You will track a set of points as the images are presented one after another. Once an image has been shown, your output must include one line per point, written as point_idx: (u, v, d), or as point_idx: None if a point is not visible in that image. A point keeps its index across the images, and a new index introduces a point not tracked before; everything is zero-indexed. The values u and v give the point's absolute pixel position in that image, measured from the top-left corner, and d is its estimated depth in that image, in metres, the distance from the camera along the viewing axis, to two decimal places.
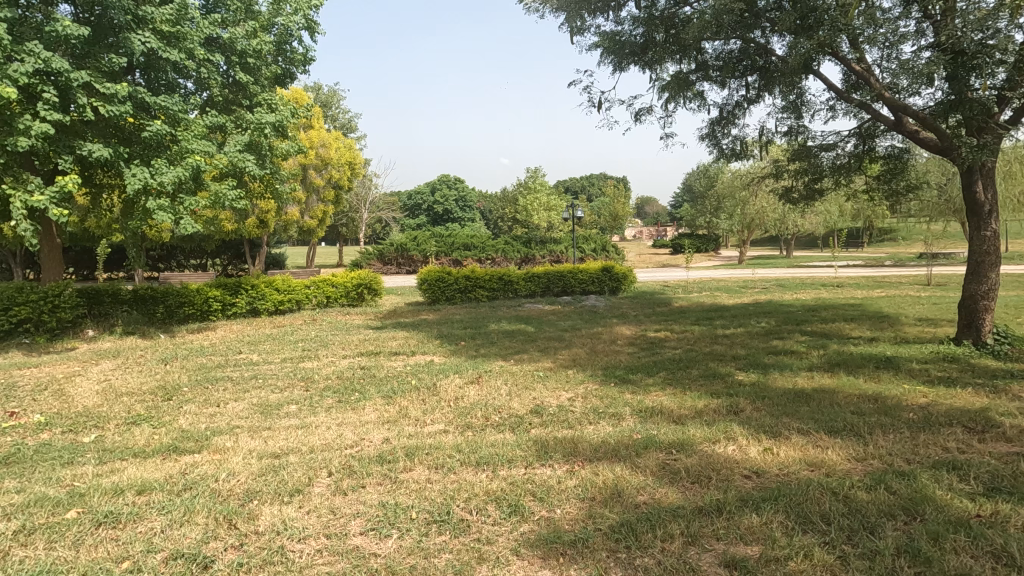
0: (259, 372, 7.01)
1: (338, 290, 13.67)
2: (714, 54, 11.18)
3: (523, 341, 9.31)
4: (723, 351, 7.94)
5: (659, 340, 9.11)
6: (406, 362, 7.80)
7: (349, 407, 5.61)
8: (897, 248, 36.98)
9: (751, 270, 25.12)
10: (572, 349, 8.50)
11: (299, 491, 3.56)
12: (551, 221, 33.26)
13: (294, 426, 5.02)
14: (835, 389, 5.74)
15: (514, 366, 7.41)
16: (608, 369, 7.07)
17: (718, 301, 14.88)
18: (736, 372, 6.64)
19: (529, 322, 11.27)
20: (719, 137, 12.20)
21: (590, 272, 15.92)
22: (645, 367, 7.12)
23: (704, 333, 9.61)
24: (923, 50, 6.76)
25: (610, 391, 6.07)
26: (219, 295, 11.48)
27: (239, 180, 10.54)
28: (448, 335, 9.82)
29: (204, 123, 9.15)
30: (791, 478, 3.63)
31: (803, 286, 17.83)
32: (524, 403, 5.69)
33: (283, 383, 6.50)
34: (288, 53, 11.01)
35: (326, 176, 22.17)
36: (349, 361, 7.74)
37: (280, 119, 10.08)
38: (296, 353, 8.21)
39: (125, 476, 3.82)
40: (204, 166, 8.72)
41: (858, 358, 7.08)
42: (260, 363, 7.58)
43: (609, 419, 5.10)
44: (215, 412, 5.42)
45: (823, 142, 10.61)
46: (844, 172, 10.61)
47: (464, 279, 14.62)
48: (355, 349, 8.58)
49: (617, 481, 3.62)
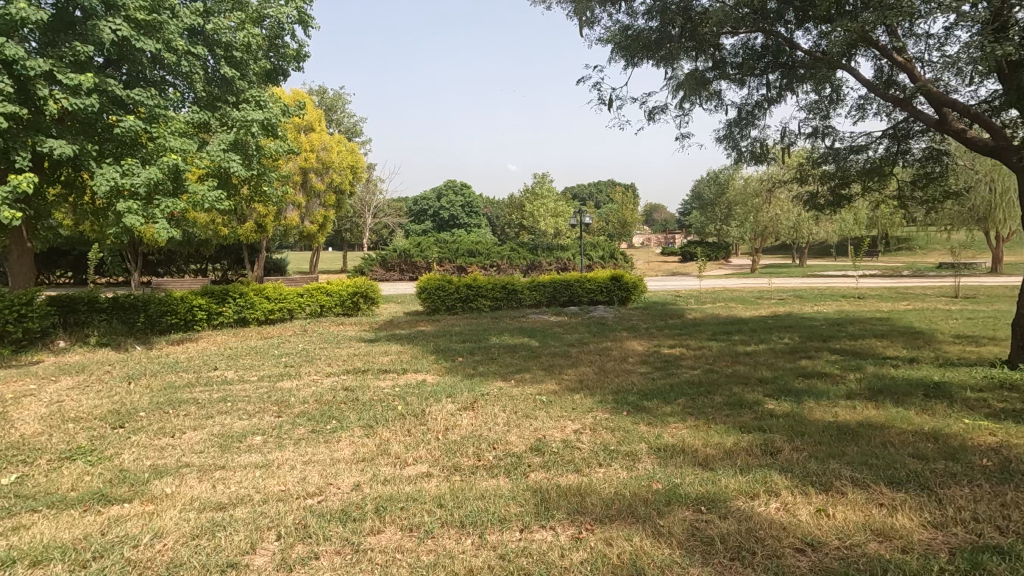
0: (230, 394, 6.29)
1: (333, 299, 12.98)
2: (733, 50, 10.49)
3: (526, 357, 8.55)
4: (748, 372, 7.14)
5: (675, 358, 8.29)
6: (395, 382, 7.06)
7: (323, 439, 4.86)
8: (913, 257, 35.96)
9: (768, 279, 24.26)
10: (579, 368, 7.72)
11: (233, 566, 2.83)
12: (558, 228, 32.50)
13: (254, 465, 4.29)
14: (884, 425, 4.95)
15: (515, 389, 6.66)
16: (620, 394, 6.29)
17: (734, 312, 14.05)
18: (767, 400, 5.84)
19: (534, 335, 10.51)
20: (737, 139, 11.45)
21: (598, 281, 15.14)
22: (661, 391, 6.33)
23: (722, 350, 8.80)
24: (979, 35, 5.99)
25: (623, 421, 5.32)
26: (203, 303, 10.89)
27: (225, 181, 9.89)
28: (444, 349, 9.08)
29: (185, 119, 8.51)
30: (857, 556, 2.86)
31: (823, 297, 16.93)
32: (523, 437, 4.92)
33: (254, 408, 5.77)
34: (279, 49, 10.67)
35: (328, 180, 21.41)
36: (333, 381, 7.02)
37: (268, 117, 9.45)
38: (277, 371, 7.48)
39: (28, 539, 3.12)
40: (182, 165, 8.05)
41: (904, 385, 6.25)
42: (235, 382, 6.87)
43: (622, 461, 4.33)
44: (167, 444, 4.71)
45: (852, 144, 9.80)
46: (876, 176, 9.80)
47: (465, 288, 13.90)
48: (342, 365, 7.85)
49: (635, 556, 2.87)
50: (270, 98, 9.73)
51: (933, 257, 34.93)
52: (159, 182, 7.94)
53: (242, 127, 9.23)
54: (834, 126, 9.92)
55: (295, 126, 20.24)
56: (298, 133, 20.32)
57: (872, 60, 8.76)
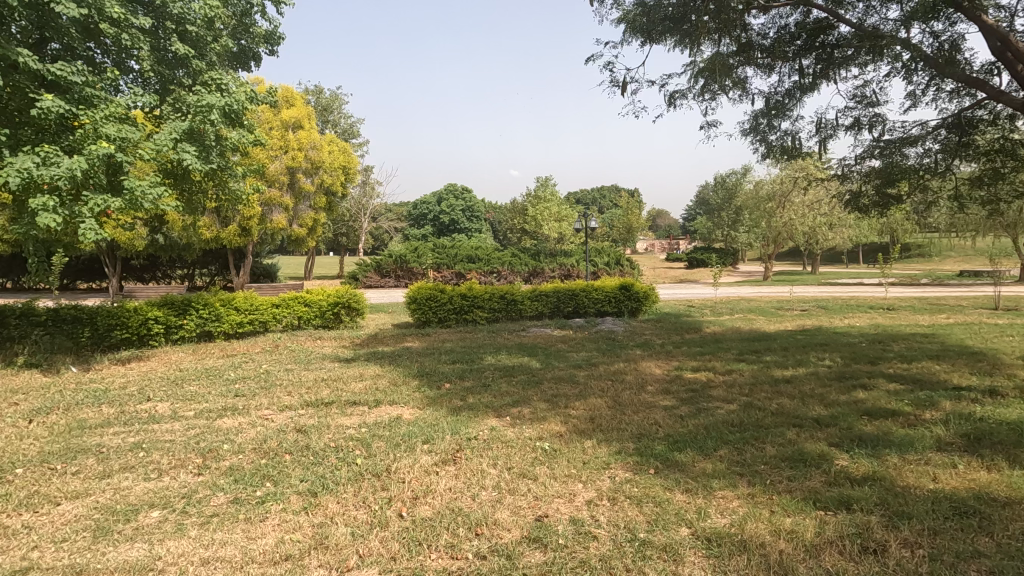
0: (150, 438, 4.96)
1: (312, 310, 11.63)
2: (762, 31, 9.28)
3: (525, 383, 7.21)
4: (798, 409, 5.78)
5: (703, 387, 6.92)
6: (363, 420, 5.69)
7: (243, 518, 3.53)
8: (930, 265, 34.48)
9: (790, 288, 22.88)
10: (589, 400, 6.36)
11: None
12: (562, 232, 30.63)
13: (127, 568, 2.97)
14: (1016, 501, 3.58)
15: (510, 430, 5.34)
16: (643, 440, 4.95)
17: (756, 326, 12.74)
18: (837, 454, 4.48)
19: (535, 354, 9.17)
20: (766, 131, 10.17)
21: (606, 290, 13.83)
22: (695, 437, 4.99)
23: (758, 376, 7.42)
24: None
25: (650, 488, 3.99)
26: (160, 315, 9.61)
27: (182, 176, 8.61)
28: (430, 373, 7.74)
29: (126, 102, 7.27)
30: None
31: (851, 309, 15.55)
32: (519, 514, 3.60)
33: (170, 462, 4.43)
34: (248, 28, 9.57)
35: (317, 181, 20.09)
36: (285, 418, 5.67)
37: (229, 102, 8.15)
38: (223, 403, 6.14)
39: None
40: (117, 155, 6.78)
41: (1010, 432, 4.86)
42: (164, 419, 5.52)
43: (660, 563, 3.00)
44: (24, 527, 3.39)
45: (904, 135, 8.47)
46: (933, 173, 8.44)
47: (459, 298, 12.54)
48: (304, 396, 6.50)
49: None
50: (232, 81, 8.44)
51: (950, 265, 33.48)
52: (89, 174, 6.67)
53: (198, 112, 7.96)
54: (882, 115, 8.62)
55: (281, 123, 19.02)
56: (285, 131, 19.12)
57: (932, 36, 7.48)
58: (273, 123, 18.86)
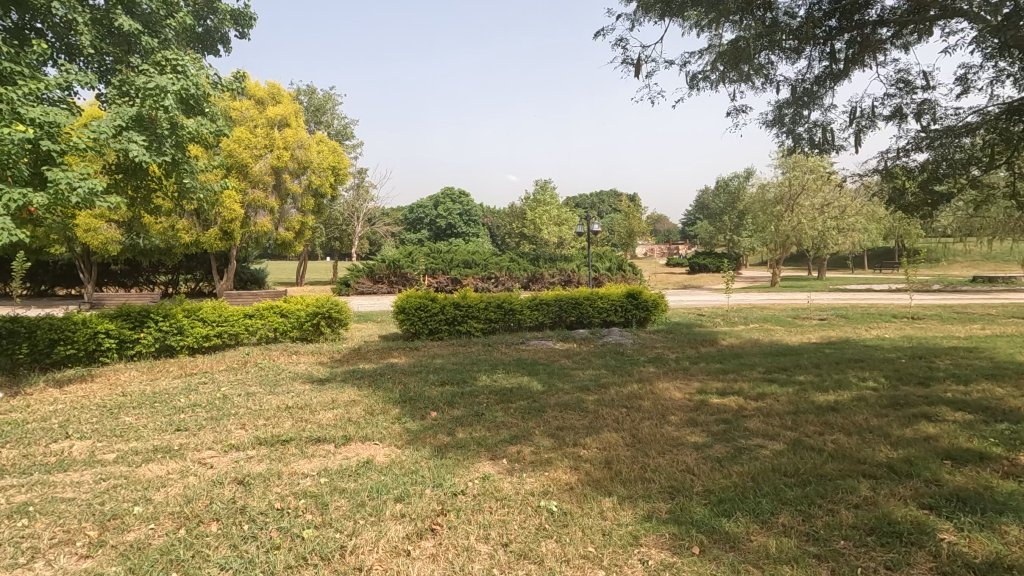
0: (42, 497, 3.84)
1: (289, 321, 10.50)
2: (789, 10, 8.25)
3: (525, 411, 6.10)
4: (862, 451, 4.67)
5: (737, 417, 5.82)
6: (325, 466, 4.58)
7: None
8: (940, 270, 33.54)
9: (805, 295, 21.72)
10: (602, 436, 5.25)
11: None
12: (562, 236, 29.69)
13: None
14: None
15: (508, 481, 4.24)
16: (679, 499, 3.84)
17: (777, 337, 11.66)
18: (938, 524, 3.38)
19: (536, 372, 8.09)
20: (793, 124, 9.10)
21: (611, 299, 12.74)
22: (744, 495, 3.87)
23: (797, 403, 6.32)
24: None
25: None
26: (114, 328, 8.50)
27: (132, 170, 7.50)
28: (415, 398, 6.61)
29: (56, 81, 6.18)
30: None
31: (872, 318, 14.52)
32: None
33: (53, 538, 3.32)
34: (212, 6, 8.73)
35: (305, 182, 19.09)
36: (227, 465, 4.55)
37: (184, 85, 7.07)
38: (156, 441, 5.03)
39: None
40: (39, 142, 5.68)
41: None
42: (73, 466, 4.40)
43: None
44: None
45: (958, 123, 7.43)
46: (990, 165, 7.39)
47: (452, 308, 11.44)
48: (258, 431, 5.38)
49: None
50: (189, 62, 7.35)
51: (960, 271, 32.53)
52: (5, 164, 5.58)
53: (148, 95, 6.86)
54: (930, 101, 7.60)
55: (266, 121, 17.94)
56: (271, 128, 18.04)
57: None
58: (258, 121, 17.79)
